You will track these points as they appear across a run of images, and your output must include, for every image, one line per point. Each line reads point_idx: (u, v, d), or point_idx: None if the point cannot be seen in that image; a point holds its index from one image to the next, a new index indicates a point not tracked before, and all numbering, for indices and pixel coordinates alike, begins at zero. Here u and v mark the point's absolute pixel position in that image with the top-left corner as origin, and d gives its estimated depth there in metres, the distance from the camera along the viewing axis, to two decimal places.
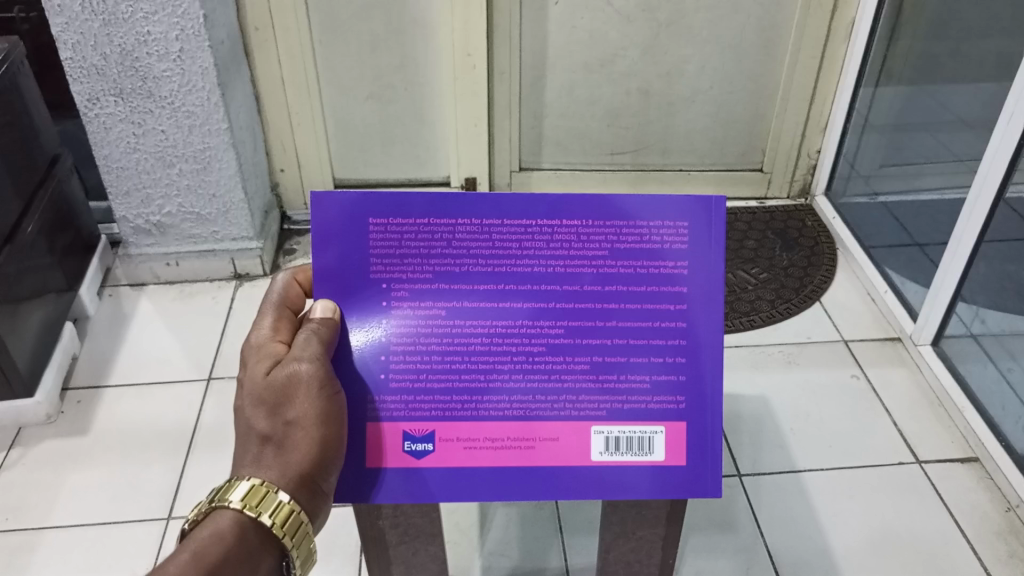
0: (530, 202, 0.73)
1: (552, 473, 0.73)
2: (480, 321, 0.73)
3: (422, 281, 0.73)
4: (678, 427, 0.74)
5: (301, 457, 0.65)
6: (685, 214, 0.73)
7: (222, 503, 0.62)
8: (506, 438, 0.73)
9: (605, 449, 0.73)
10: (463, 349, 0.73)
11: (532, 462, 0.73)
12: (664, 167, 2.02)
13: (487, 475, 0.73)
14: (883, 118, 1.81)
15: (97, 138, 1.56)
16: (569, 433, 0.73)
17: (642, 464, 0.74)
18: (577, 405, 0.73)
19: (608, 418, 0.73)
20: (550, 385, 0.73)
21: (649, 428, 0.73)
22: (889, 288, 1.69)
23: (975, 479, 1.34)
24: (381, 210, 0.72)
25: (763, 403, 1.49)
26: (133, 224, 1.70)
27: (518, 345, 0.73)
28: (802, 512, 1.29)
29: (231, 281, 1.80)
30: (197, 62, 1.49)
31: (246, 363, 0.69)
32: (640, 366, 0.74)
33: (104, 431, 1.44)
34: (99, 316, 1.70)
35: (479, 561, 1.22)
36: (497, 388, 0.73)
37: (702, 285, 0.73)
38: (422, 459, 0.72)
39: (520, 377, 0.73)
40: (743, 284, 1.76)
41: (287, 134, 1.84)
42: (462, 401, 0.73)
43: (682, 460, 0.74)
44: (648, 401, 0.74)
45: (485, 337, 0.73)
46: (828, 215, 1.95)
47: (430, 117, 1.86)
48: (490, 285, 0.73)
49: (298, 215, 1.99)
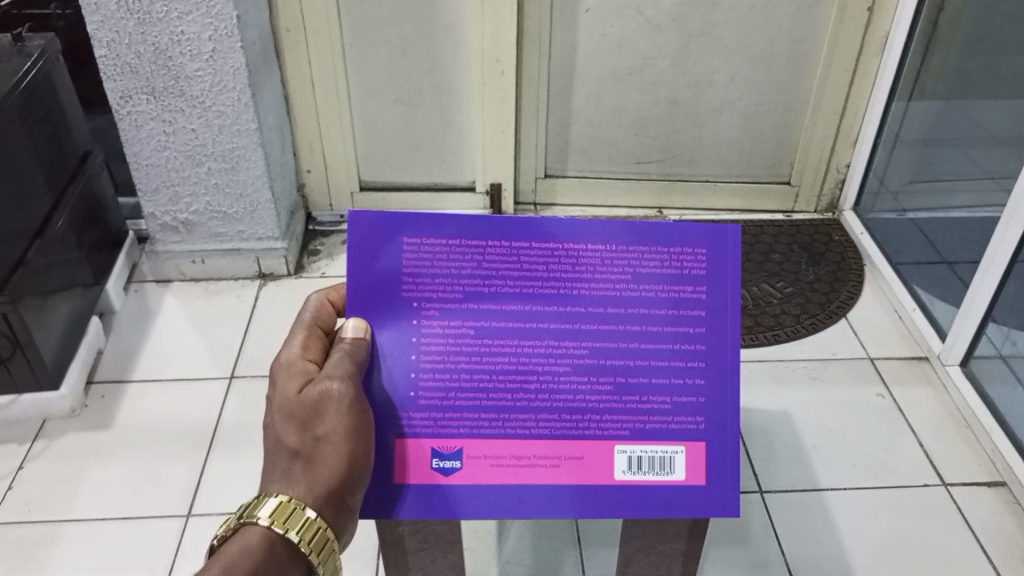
0: (557, 226, 0.73)
1: (575, 492, 0.73)
2: (508, 340, 0.72)
3: (451, 300, 0.72)
4: (697, 447, 0.73)
5: (327, 473, 0.65)
6: (702, 241, 0.74)
7: (251, 519, 0.62)
8: (533, 456, 0.72)
9: (628, 468, 0.73)
10: (490, 368, 0.72)
11: (556, 480, 0.72)
12: (690, 178, 2.00)
13: (513, 493, 0.72)
14: (914, 133, 1.80)
15: (128, 135, 1.58)
16: (593, 452, 0.73)
17: (663, 484, 0.73)
18: (601, 424, 0.73)
19: (630, 438, 0.73)
20: (574, 405, 0.73)
21: (670, 448, 0.73)
22: (917, 306, 1.68)
23: (1001, 503, 1.32)
24: (413, 229, 0.72)
25: (785, 418, 1.47)
26: (160, 221, 1.71)
27: (545, 365, 0.73)
28: (824, 531, 1.27)
29: (256, 279, 1.81)
30: (228, 62, 1.50)
31: (275, 380, 0.69)
32: (661, 387, 0.73)
33: (127, 426, 1.45)
34: (125, 311, 1.72)
35: (495, 569, 1.21)
36: (524, 406, 0.72)
37: (720, 309, 0.74)
38: (449, 476, 0.72)
39: (546, 397, 0.73)
40: (767, 298, 1.74)
41: (314, 135, 1.85)
42: (489, 419, 0.72)
43: (703, 480, 0.74)
44: (669, 421, 0.73)
45: (513, 357, 0.72)
46: (857, 230, 1.92)
47: (457, 122, 1.86)
48: (517, 305, 0.73)
49: (323, 216, 1.99)
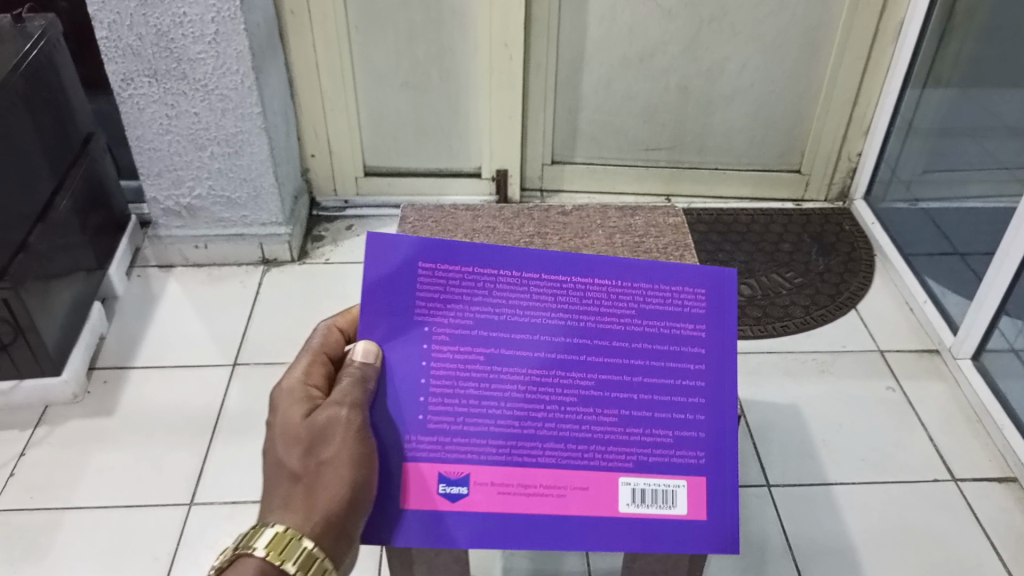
0: (564, 262, 0.74)
1: (578, 525, 0.69)
2: (516, 365, 0.71)
3: (463, 325, 0.70)
4: (698, 481, 0.71)
5: (327, 499, 0.62)
6: (700, 284, 0.75)
7: (247, 550, 0.59)
8: (538, 485, 0.69)
9: (632, 501, 0.70)
10: (498, 394, 0.70)
11: (560, 510, 0.69)
12: (700, 166, 1.98)
13: (517, 523, 0.68)
14: (928, 122, 1.77)
15: (130, 118, 1.56)
16: (600, 482, 0.70)
17: (666, 519, 0.70)
18: (606, 455, 0.70)
19: (635, 469, 0.70)
20: (579, 433, 0.70)
21: (673, 481, 0.71)
22: (929, 298, 1.65)
23: (1012, 500, 1.30)
24: (430, 255, 0.71)
25: (793, 411, 1.45)
26: (163, 206, 1.69)
27: (551, 393, 0.71)
28: (832, 526, 1.26)
29: (259, 265, 1.79)
30: (232, 45, 1.48)
31: (277, 407, 0.67)
32: (664, 420, 0.72)
33: (130, 413, 1.44)
34: (128, 296, 1.70)
35: (499, 561, 1.20)
36: (531, 435, 0.70)
37: (717, 347, 0.74)
38: (454, 504, 0.68)
39: (553, 425, 0.70)
40: (777, 288, 1.72)
41: (319, 120, 1.83)
42: (496, 445, 0.69)
43: (704, 515, 0.71)
44: (670, 454, 0.71)
45: (521, 383, 0.70)
46: (868, 220, 1.90)
47: (464, 108, 1.84)
48: (526, 332, 0.71)
49: (327, 202, 1.97)
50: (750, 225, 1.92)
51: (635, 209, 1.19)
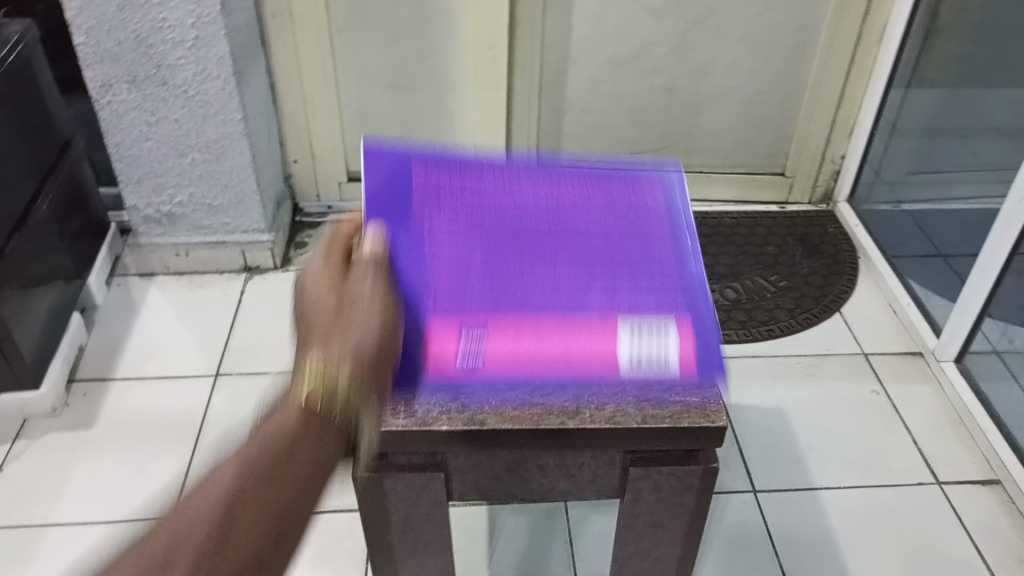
0: (537, 189, 0.91)
1: (582, 364, 0.73)
2: (508, 254, 0.83)
3: (459, 226, 0.85)
4: (686, 322, 0.76)
5: (363, 341, 0.63)
6: (650, 197, 0.91)
7: (299, 387, 0.60)
8: (541, 329, 0.75)
9: (628, 340, 0.74)
10: (496, 272, 0.81)
11: (565, 350, 0.74)
12: (685, 168, 1.98)
13: (528, 362, 0.73)
14: (913, 122, 1.78)
15: (109, 125, 1.54)
16: (596, 326, 0.75)
17: (662, 354, 0.74)
18: (596, 307, 0.77)
19: (625, 316, 0.76)
20: (571, 294, 0.79)
21: (661, 325, 0.76)
22: (912, 300, 1.66)
23: (997, 503, 1.30)
24: (428, 170, 0.88)
25: (779, 416, 1.45)
26: (144, 213, 1.67)
27: (541, 269, 0.81)
28: (820, 532, 1.26)
29: (242, 272, 1.77)
30: (212, 50, 1.46)
31: (301, 280, 0.68)
32: (642, 282, 0.80)
33: (110, 424, 1.42)
34: (108, 305, 1.68)
35: (486, 570, 1.19)
36: (529, 297, 0.78)
37: (675, 236, 0.86)
38: (473, 356, 0.74)
39: (546, 288, 0.79)
40: (762, 292, 1.72)
41: (303, 123, 1.81)
42: (500, 305, 0.78)
43: (697, 350, 0.74)
44: (653, 304, 0.78)
45: (514, 264, 0.82)
46: (851, 222, 1.91)
47: (450, 110, 1.83)
48: (511, 232, 0.85)
49: (310, 207, 1.95)
50: (735, 227, 1.92)
51: None
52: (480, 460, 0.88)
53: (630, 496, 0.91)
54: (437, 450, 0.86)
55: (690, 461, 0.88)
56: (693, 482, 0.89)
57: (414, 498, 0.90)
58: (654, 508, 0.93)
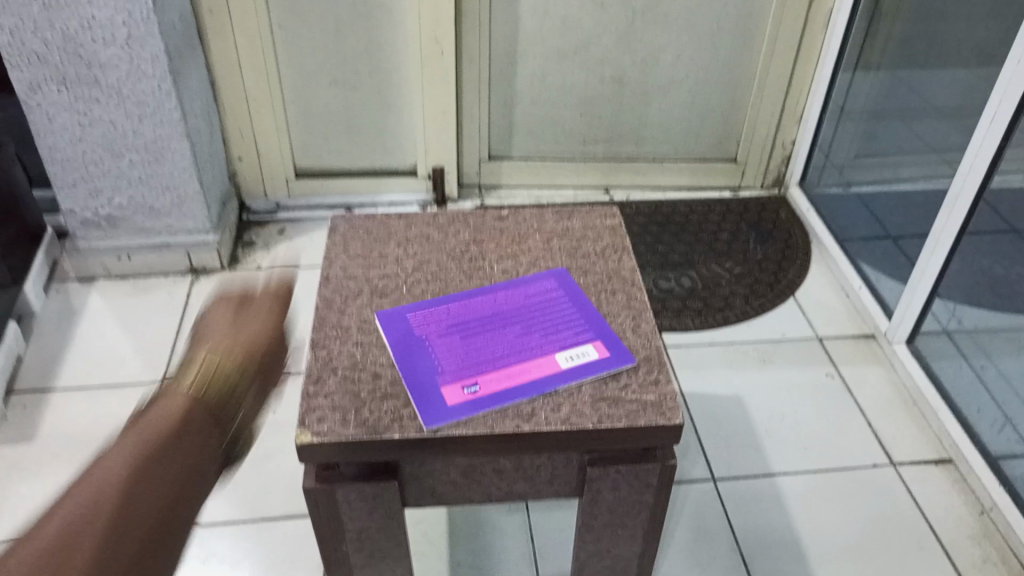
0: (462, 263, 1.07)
1: (542, 381, 0.88)
2: (460, 310, 0.98)
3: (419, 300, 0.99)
4: (601, 341, 0.93)
5: None
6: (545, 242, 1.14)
7: None
8: (508, 380, 0.88)
9: (567, 359, 0.91)
10: (453, 330, 0.95)
11: (528, 378, 0.88)
12: (637, 157, 1.97)
13: (504, 390, 0.87)
14: (860, 106, 1.80)
15: (39, 128, 1.47)
16: (542, 361, 0.90)
17: (591, 359, 0.91)
18: (537, 349, 0.92)
19: (561, 347, 0.92)
20: (517, 346, 0.92)
21: (584, 348, 0.92)
22: (864, 284, 1.67)
23: (949, 481, 1.32)
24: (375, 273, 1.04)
25: (736, 402, 1.46)
26: (81, 217, 1.61)
27: (486, 321, 0.96)
28: (778, 517, 1.27)
29: (188, 274, 1.72)
30: (146, 48, 1.40)
31: None
32: (568, 319, 0.97)
33: (52, 437, 1.36)
34: (46, 312, 1.61)
35: (447, 572, 1.17)
36: (487, 354, 0.91)
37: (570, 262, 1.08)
38: (463, 394, 0.86)
39: (496, 342, 0.93)
40: (716, 279, 1.73)
41: (245, 120, 1.76)
42: (466, 364, 0.90)
43: (611, 351, 0.92)
44: (578, 337, 0.94)
45: (465, 320, 0.96)
46: (803, 206, 1.92)
47: (396, 104, 1.79)
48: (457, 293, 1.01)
49: (257, 204, 1.90)
50: (689, 215, 1.92)
51: (572, 210, 1.17)
52: (436, 467, 0.87)
53: (589, 495, 0.91)
54: (391, 458, 0.85)
55: (647, 459, 0.88)
56: (651, 479, 0.89)
57: (369, 508, 0.88)
58: (613, 506, 0.92)
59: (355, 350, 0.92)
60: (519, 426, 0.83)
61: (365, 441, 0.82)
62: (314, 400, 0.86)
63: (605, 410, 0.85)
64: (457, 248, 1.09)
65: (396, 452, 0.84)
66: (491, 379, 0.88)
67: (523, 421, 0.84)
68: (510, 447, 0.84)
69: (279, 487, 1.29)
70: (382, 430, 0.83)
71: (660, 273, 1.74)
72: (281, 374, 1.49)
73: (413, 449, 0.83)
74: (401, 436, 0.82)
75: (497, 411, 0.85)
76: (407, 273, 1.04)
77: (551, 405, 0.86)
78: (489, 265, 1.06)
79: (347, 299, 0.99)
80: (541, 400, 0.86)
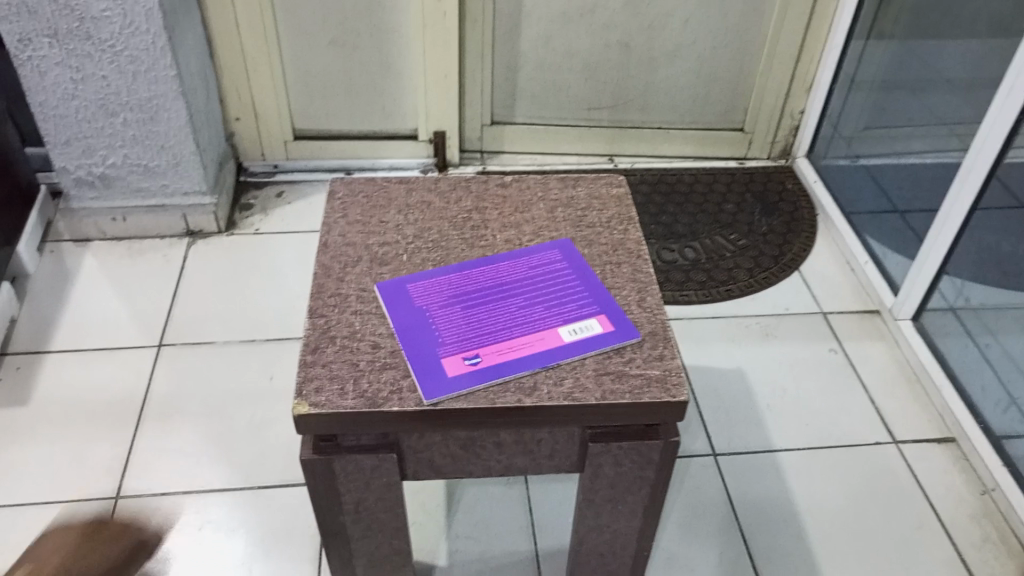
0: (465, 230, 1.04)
1: (544, 354, 0.86)
2: (461, 281, 0.95)
3: (420, 270, 0.97)
4: (604, 314, 0.91)
5: None
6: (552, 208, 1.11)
7: None
8: (510, 353, 0.86)
9: (570, 333, 0.89)
10: (456, 300, 0.93)
11: (530, 351, 0.86)
12: (643, 125, 1.93)
13: (506, 363, 0.85)
14: (871, 76, 1.75)
15: (30, 83, 1.43)
16: (544, 334, 0.88)
17: (594, 333, 0.89)
18: (540, 321, 0.90)
19: (564, 321, 0.90)
20: (520, 318, 0.91)
21: (587, 322, 0.90)
22: (870, 259, 1.65)
23: (950, 460, 1.32)
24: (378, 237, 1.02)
25: (739, 376, 1.44)
26: (75, 176, 1.57)
27: (489, 291, 0.94)
28: (777, 493, 1.26)
29: (184, 237, 1.69)
30: (139, 2, 1.36)
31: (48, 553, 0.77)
32: (571, 291, 0.94)
33: (47, 401, 1.35)
34: (40, 274, 1.59)
35: (445, 543, 1.17)
36: (489, 325, 0.90)
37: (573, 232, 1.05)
38: (464, 366, 0.84)
39: (498, 313, 0.91)
40: (721, 251, 1.70)
41: (242, 80, 1.72)
42: (469, 334, 0.88)
43: (614, 325, 0.90)
44: (581, 310, 0.92)
45: (468, 290, 0.94)
46: (810, 178, 1.89)
47: (397, 66, 1.74)
48: (457, 265, 0.98)
49: (255, 167, 1.86)
50: (693, 185, 1.89)
51: (577, 177, 1.14)
52: (435, 439, 0.85)
53: (590, 470, 0.89)
54: (390, 430, 0.83)
55: (650, 435, 0.86)
56: (653, 455, 0.88)
57: (367, 479, 0.87)
58: (614, 482, 0.91)
59: (354, 320, 0.90)
60: (521, 400, 0.82)
61: (364, 413, 0.80)
62: (312, 369, 0.84)
63: (608, 385, 0.83)
64: (459, 216, 1.06)
65: (395, 425, 0.82)
66: (493, 352, 0.86)
67: (525, 395, 0.82)
68: (511, 421, 0.83)
69: (276, 455, 1.28)
70: (381, 402, 0.81)
71: (663, 245, 1.71)
72: (278, 341, 1.47)
73: (412, 421, 0.81)
74: (400, 408, 0.80)
75: (498, 385, 0.83)
76: (407, 241, 1.01)
77: (554, 379, 0.84)
78: (492, 234, 1.03)
79: (345, 266, 0.97)
80: (543, 373, 0.84)
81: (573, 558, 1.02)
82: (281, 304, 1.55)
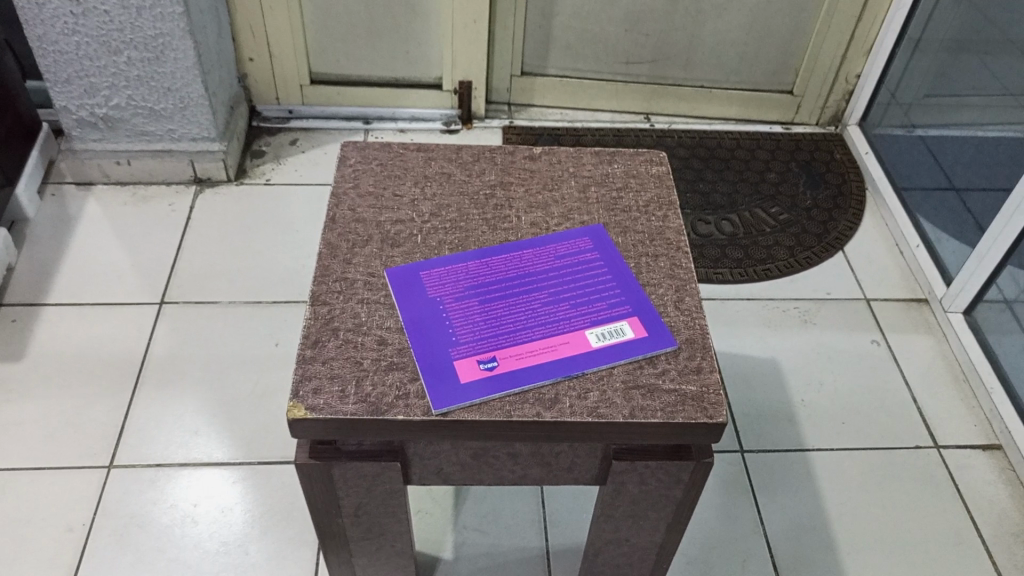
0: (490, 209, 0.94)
1: (568, 361, 0.77)
2: (481, 272, 0.86)
3: (438, 258, 0.87)
4: (635, 317, 0.82)
5: None
6: None
7: None
8: (531, 358, 0.77)
9: (598, 337, 0.79)
10: (475, 292, 0.84)
11: (553, 357, 0.77)
12: (684, 83, 1.80)
13: (525, 368, 0.76)
14: (938, 36, 1.58)
15: (28, 15, 1.33)
16: (570, 337, 0.79)
17: (624, 339, 0.80)
18: (566, 321, 0.81)
19: (591, 322, 0.81)
20: (545, 317, 0.81)
21: (617, 325, 0.81)
22: (922, 243, 1.54)
23: (996, 470, 1.23)
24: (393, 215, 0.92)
25: (773, 366, 1.35)
26: (76, 116, 1.48)
27: (510, 284, 0.85)
28: (807, 498, 1.18)
29: (191, 185, 1.60)
30: None
31: None
32: (599, 287, 0.85)
33: (43, 356, 1.29)
34: (41, 218, 1.51)
35: (451, 536, 1.10)
36: (510, 324, 0.81)
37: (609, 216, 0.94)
38: (481, 370, 0.76)
39: (521, 309, 0.82)
40: (760, 225, 1.59)
41: (256, 17, 1.60)
42: (487, 333, 0.79)
43: (646, 330, 0.81)
44: (610, 310, 0.82)
45: (487, 282, 0.85)
46: (861, 149, 1.75)
47: (423, 8, 1.61)
48: (476, 253, 0.88)
49: (269, 111, 1.76)
50: (735, 150, 1.77)
51: (613, 152, 1.03)
52: (444, 448, 0.78)
53: (612, 487, 0.82)
54: (394, 439, 0.75)
55: (680, 456, 0.78)
56: (683, 476, 0.80)
57: (367, 486, 0.80)
58: (637, 499, 0.83)
59: (360, 310, 0.81)
60: (540, 413, 0.73)
61: (366, 421, 0.72)
62: (310, 366, 0.76)
63: (638, 401, 0.75)
64: (481, 192, 0.96)
65: (400, 434, 0.74)
66: (512, 355, 0.77)
67: (545, 408, 0.73)
68: (528, 435, 0.74)
69: (278, 429, 1.22)
70: (385, 409, 0.73)
71: (699, 216, 1.61)
72: (286, 304, 1.40)
73: (418, 431, 0.73)
74: (406, 417, 0.72)
75: (516, 394, 0.74)
76: (422, 219, 0.92)
77: (577, 391, 0.75)
78: (516, 215, 0.94)
79: (353, 246, 0.88)
80: (566, 384, 0.76)
81: (588, 567, 0.95)
82: (290, 263, 1.47)
